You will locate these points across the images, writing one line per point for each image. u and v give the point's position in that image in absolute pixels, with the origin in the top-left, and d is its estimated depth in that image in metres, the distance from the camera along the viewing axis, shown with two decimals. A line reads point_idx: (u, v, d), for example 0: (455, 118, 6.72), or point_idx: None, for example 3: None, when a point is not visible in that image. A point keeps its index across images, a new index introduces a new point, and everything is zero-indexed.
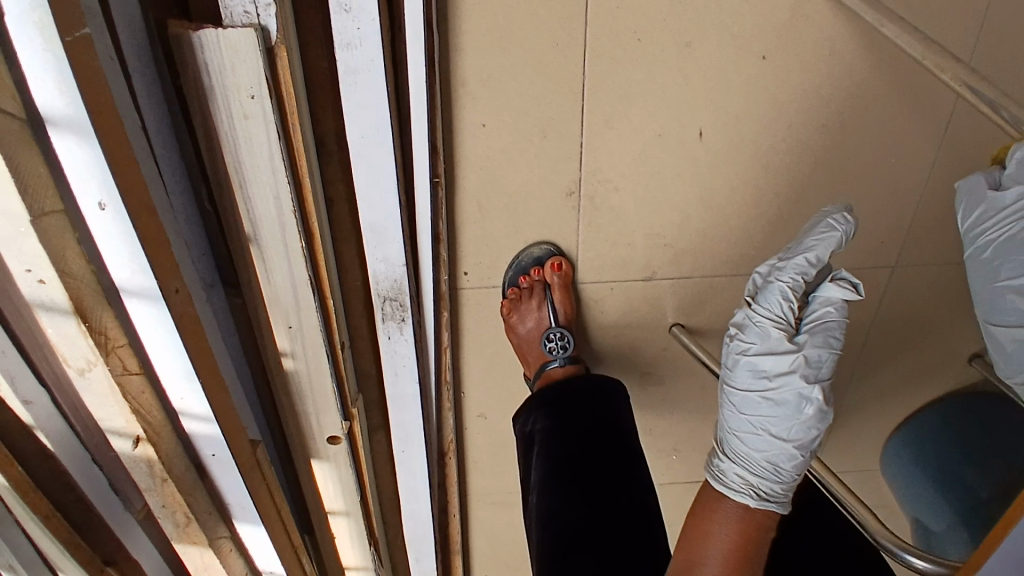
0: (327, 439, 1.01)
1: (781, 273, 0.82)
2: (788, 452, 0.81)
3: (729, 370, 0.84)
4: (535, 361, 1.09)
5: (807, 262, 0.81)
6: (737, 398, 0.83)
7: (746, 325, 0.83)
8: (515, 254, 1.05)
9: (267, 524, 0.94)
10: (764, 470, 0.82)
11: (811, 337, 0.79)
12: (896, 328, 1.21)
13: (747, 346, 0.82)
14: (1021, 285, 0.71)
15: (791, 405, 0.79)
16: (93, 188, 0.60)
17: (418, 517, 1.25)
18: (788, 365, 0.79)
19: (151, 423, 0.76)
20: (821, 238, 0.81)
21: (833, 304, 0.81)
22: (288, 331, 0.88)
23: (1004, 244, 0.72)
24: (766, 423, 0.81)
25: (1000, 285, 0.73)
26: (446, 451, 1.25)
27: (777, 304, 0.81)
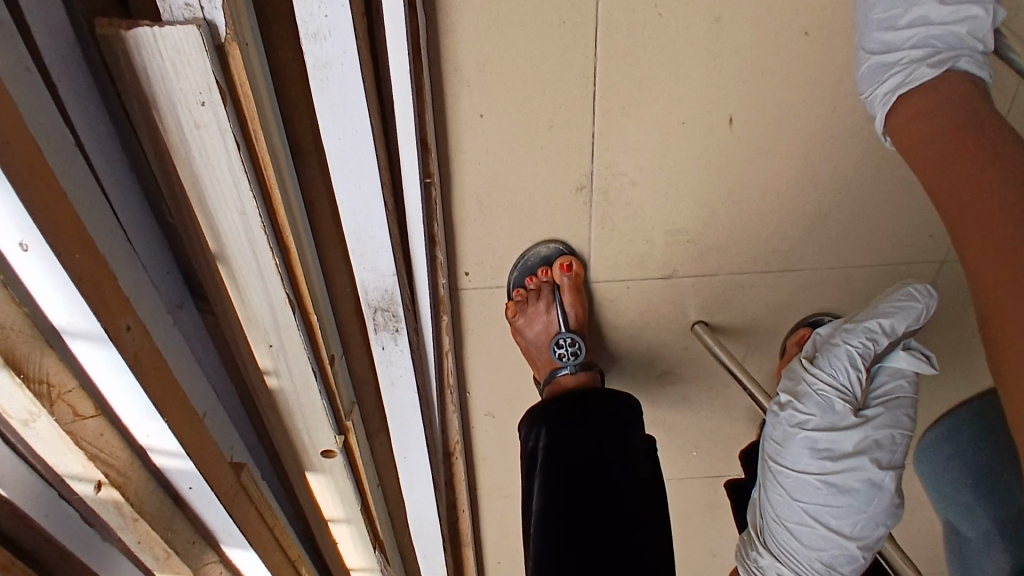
0: (321, 452, 0.95)
1: (850, 338, 0.84)
2: (847, 552, 0.81)
3: (781, 445, 0.84)
4: (545, 367, 1.01)
5: (879, 330, 0.84)
6: (791, 480, 0.82)
7: (806, 394, 0.84)
8: (521, 253, 0.95)
9: (257, 546, 0.89)
10: (816, 572, 0.83)
11: (882, 412, 0.81)
12: (934, 325, 1.09)
13: (805, 420, 0.82)
14: (889, 40, 0.74)
15: (859, 494, 0.79)
16: (12, 228, 0.51)
17: (425, 517, 1.20)
18: (854, 445, 0.80)
19: (115, 465, 0.69)
20: (901, 307, 0.84)
21: (903, 376, 0.84)
22: (269, 350, 0.81)
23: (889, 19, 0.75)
24: (826, 516, 0.80)
25: (873, 17, 0.76)
26: (453, 451, 1.19)
27: (843, 372, 0.83)
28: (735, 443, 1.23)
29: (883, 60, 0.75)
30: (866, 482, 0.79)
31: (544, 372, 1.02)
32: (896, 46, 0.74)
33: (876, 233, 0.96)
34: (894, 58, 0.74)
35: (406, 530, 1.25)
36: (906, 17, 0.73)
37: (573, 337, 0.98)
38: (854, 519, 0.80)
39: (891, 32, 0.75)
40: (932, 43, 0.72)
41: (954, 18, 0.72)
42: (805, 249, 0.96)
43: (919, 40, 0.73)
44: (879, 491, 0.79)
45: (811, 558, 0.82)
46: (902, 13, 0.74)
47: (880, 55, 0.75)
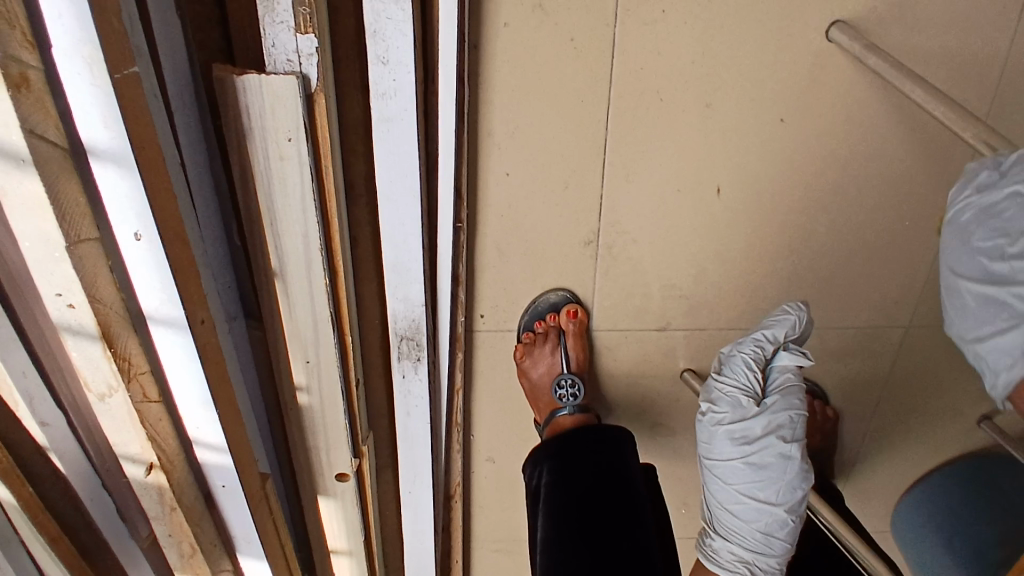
0: (335, 476, 1.01)
1: (743, 347, 1.01)
2: (779, 519, 0.93)
3: (707, 443, 0.97)
4: (546, 407, 1.09)
5: (764, 338, 1.00)
6: (721, 468, 0.95)
7: (717, 397, 0.98)
8: (532, 300, 1.06)
9: (270, 558, 0.94)
10: (759, 545, 0.95)
11: (780, 399, 0.96)
12: (904, 393, 1.18)
13: (721, 416, 0.96)
14: (997, 273, 0.68)
15: (776, 466, 0.92)
16: (131, 219, 0.63)
17: (421, 560, 1.23)
18: (762, 427, 0.94)
19: (166, 450, 0.77)
20: (778, 318, 1.01)
21: (790, 370, 0.99)
22: (305, 365, 0.90)
23: (996, 246, 0.69)
24: (754, 490, 0.93)
25: (973, 243, 0.70)
26: (452, 495, 1.24)
27: (744, 374, 0.98)
28: None
29: (991, 302, 0.68)
30: (779, 456, 0.93)
31: (545, 415, 1.10)
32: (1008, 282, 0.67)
33: (845, 298, 1.09)
34: (1006, 290, 0.67)
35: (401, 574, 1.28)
36: (1019, 251, 0.67)
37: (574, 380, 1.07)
38: (776, 488, 0.93)
39: (998, 264, 0.68)
40: None
41: None
42: (783, 308, 1.09)
43: None
44: (790, 462, 0.92)
45: (751, 531, 0.94)
46: (1011, 243, 0.67)
47: (984, 291, 0.68)
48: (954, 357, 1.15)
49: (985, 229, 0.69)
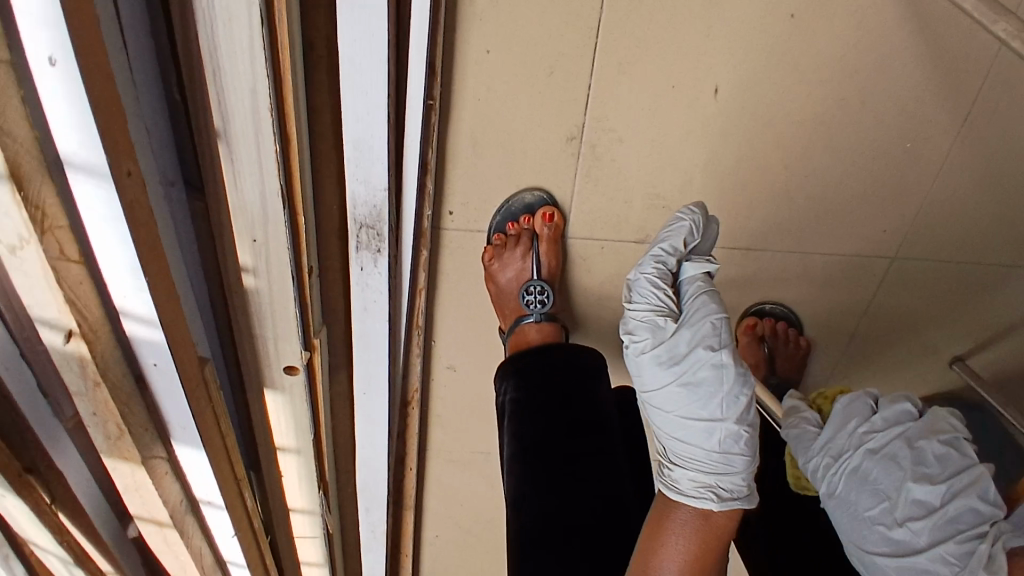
0: (284, 369, 0.95)
1: (646, 266, 0.93)
2: (732, 432, 0.84)
3: (638, 376, 0.89)
4: (512, 314, 1.05)
5: (665, 251, 0.93)
6: (658, 395, 0.87)
7: (633, 325, 0.91)
8: (506, 199, 0.99)
9: (209, 449, 0.88)
10: (719, 465, 0.84)
11: (698, 306, 0.88)
12: (878, 328, 1.16)
13: (642, 344, 0.89)
14: (896, 529, 0.72)
15: (711, 376, 0.83)
16: (43, 39, 0.52)
17: (373, 465, 1.20)
18: (687, 343, 0.86)
19: (88, 319, 0.69)
20: (676, 226, 0.94)
21: (697, 280, 0.93)
22: (252, 245, 0.82)
23: (884, 508, 0.74)
24: (696, 408, 0.84)
25: (861, 514, 0.76)
26: (410, 401, 1.20)
27: (653, 295, 0.92)
28: None
29: (926, 569, 0.69)
30: (712, 367, 0.84)
31: (510, 322, 1.06)
32: (919, 537, 0.71)
33: (833, 223, 1.04)
34: (929, 517, 0.71)
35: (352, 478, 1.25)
36: (898, 511, 0.73)
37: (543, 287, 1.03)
38: (719, 401, 0.84)
39: (891, 531, 0.72)
40: (967, 521, 0.70)
41: (959, 481, 0.72)
42: (768, 229, 1.04)
43: (959, 511, 0.70)
44: (726, 369, 0.84)
45: (708, 452, 0.84)
46: (891, 508, 0.74)
47: (896, 559, 0.71)
48: (933, 294, 1.12)
49: (867, 500, 0.76)
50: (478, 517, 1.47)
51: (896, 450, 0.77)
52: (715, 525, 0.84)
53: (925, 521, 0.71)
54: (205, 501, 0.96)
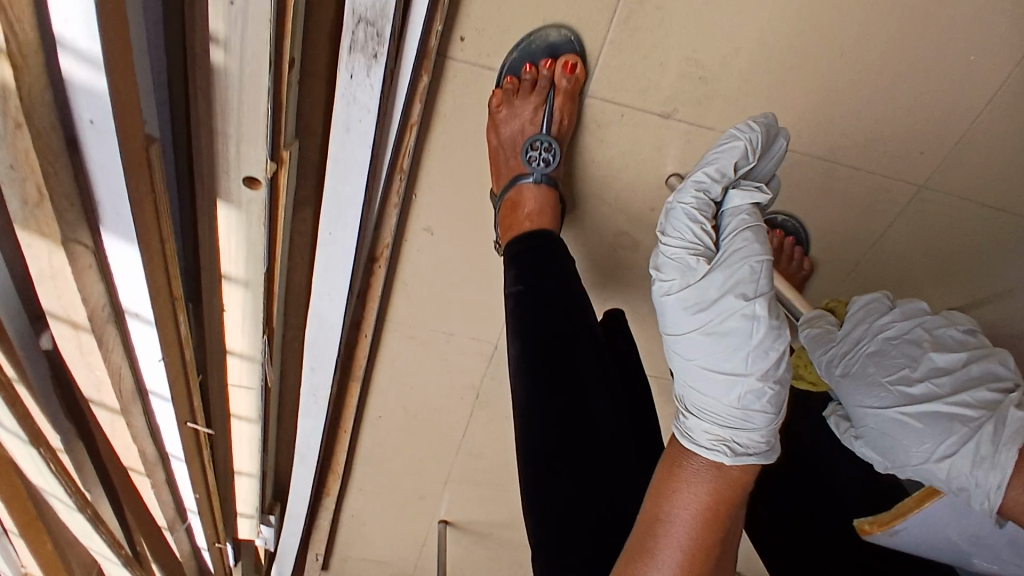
0: (243, 179, 0.81)
1: (686, 196, 0.86)
2: (754, 388, 0.79)
3: (662, 318, 0.85)
4: (508, 174, 0.97)
5: (710, 178, 0.86)
6: (681, 341, 0.82)
7: (663, 262, 0.85)
8: (526, 33, 0.88)
9: (144, 247, 0.76)
10: (736, 421, 0.81)
11: (739, 249, 0.82)
12: (879, 274, 1.10)
13: (669, 285, 0.84)
14: (917, 386, 0.78)
15: (739, 329, 0.79)
16: None
17: (327, 319, 1.09)
18: (718, 289, 0.81)
19: (19, 37, 0.54)
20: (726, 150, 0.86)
21: (743, 212, 0.87)
22: (227, 8, 0.67)
23: (905, 373, 0.80)
24: (718, 361, 0.80)
25: (879, 380, 0.81)
26: (377, 258, 1.09)
27: (689, 230, 0.86)
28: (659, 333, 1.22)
29: (945, 415, 0.74)
30: (741, 318, 0.79)
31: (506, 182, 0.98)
32: (940, 392, 0.77)
33: (870, 136, 0.96)
34: (952, 378, 0.77)
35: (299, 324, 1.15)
36: (919, 372, 0.80)
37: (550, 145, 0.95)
38: (744, 355, 0.79)
39: (912, 389, 0.78)
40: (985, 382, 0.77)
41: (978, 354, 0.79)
42: (802, 128, 0.95)
43: (979, 374, 0.77)
44: (755, 321, 0.79)
45: (725, 407, 0.80)
46: (911, 373, 0.80)
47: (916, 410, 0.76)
48: (951, 237, 1.05)
49: (886, 369, 0.82)
50: (427, 401, 1.41)
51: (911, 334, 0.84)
52: (727, 477, 0.80)
53: (947, 380, 0.77)
54: (131, 312, 0.83)
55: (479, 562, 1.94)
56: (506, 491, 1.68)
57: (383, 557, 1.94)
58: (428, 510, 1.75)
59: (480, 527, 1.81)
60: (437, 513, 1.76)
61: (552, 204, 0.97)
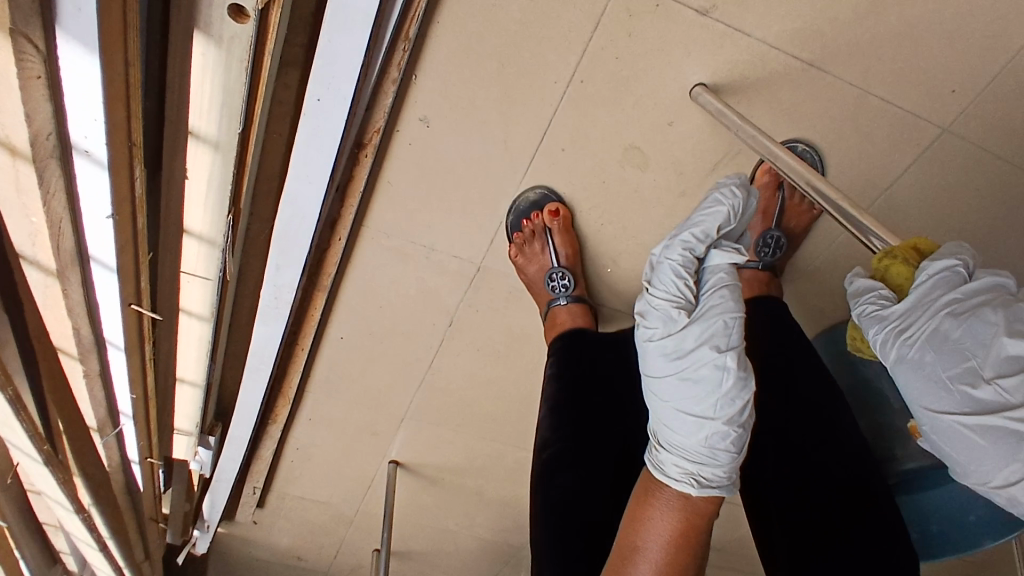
0: (230, 10, 0.70)
1: (671, 253, 0.86)
2: (721, 431, 0.79)
3: (642, 361, 0.85)
4: (542, 299, 1.17)
5: (695, 238, 0.86)
6: (657, 384, 0.83)
7: (647, 311, 0.85)
8: (512, 197, 1.09)
9: (105, 59, 0.63)
10: (702, 456, 0.80)
11: (716, 305, 0.83)
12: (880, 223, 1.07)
13: (650, 332, 0.84)
14: (985, 385, 0.75)
15: (709, 377, 0.79)
16: None
17: (302, 207, 0.98)
18: (695, 340, 0.81)
19: None
20: (709, 214, 0.86)
21: (723, 271, 0.87)
22: None
23: (970, 368, 0.77)
24: (690, 404, 0.80)
25: (940, 373, 0.78)
26: (365, 144, 0.98)
27: (673, 284, 0.85)
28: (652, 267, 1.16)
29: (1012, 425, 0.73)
30: (713, 367, 0.79)
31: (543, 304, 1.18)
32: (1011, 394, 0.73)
33: (906, 65, 0.91)
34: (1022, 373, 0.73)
35: (268, 211, 1.04)
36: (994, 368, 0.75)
37: (563, 274, 1.13)
38: (714, 400, 0.79)
39: (976, 389, 0.75)
40: None
41: None
42: (838, 47, 0.90)
43: None
44: (726, 372, 0.79)
45: (692, 445, 0.80)
46: (979, 365, 0.76)
47: (980, 418, 0.74)
48: (965, 190, 1.02)
49: (947, 359, 0.78)
50: (394, 324, 1.31)
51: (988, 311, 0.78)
52: (695, 507, 0.81)
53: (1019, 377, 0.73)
54: (78, 146, 0.70)
55: (425, 509, 1.87)
56: (464, 434, 1.60)
57: (324, 497, 1.84)
58: (379, 449, 1.66)
59: (431, 472, 1.74)
60: (389, 454, 1.68)
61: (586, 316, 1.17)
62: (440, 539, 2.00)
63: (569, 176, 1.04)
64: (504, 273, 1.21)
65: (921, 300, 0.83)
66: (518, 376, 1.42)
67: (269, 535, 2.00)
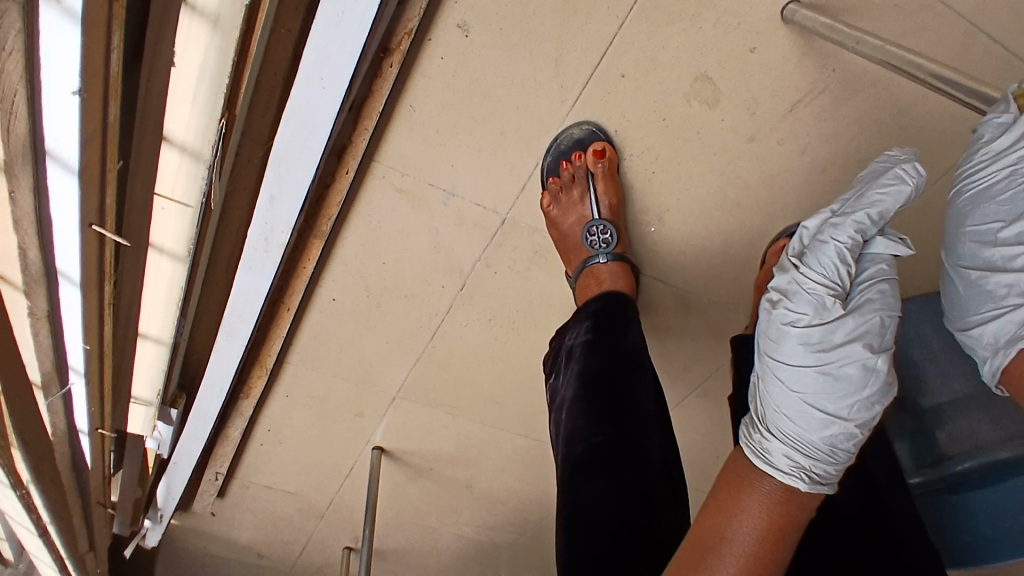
0: None
1: (839, 233, 0.75)
2: (848, 432, 0.72)
3: (772, 342, 0.75)
4: (577, 258, 1.04)
5: (870, 220, 0.75)
6: (786, 372, 0.74)
7: (794, 292, 0.75)
8: (553, 136, 0.94)
9: None
10: (819, 453, 0.73)
11: (874, 298, 0.74)
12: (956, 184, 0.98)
13: (796, 316, 0.74)
14: (1000, 248, 0.71)
15: (854, 378, 0.71)
16: None
17: (311, 121, 0.81)
18: (846, 334, 0.72)
19: None
20: (891, 191, 0.75)
21: (883, 261, 0.77)
22: None
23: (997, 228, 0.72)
24: (822, 400, 0.72)
25: (969, 228, 0.74)
26: (391, 50, 0.83)
27: (833, 268, 0.75)
28: (701, 229, 1.02)
29: (993, 291, 0.71)
30: (860, 368, 0.72)
31: (576, 263, 1.06)
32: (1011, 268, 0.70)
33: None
34: None
35: (266, 127, 0.87)
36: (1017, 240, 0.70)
37: (604, 226, 1.01)
38: (852, 401, 0.72)
39: (988, 253, 0.72)
40: None
41: None
42: None
43: None
44: (872, 376, 0.72)
45: (813, 439, 0.72)
46: (1004, 230, 0.71)
47: (977, 279, 0.73)
48: None
49: (981, 215, 0.73)
50: (397, 284, 1.15)
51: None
52: (797, 499, 0.73)
53: None
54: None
55: (406, 503, 1.70)
56: (460, 418, 1.44)
57: (295, 487, 1.65)
58: (362, 433, 1.49)
59: (418, 461, 1.57)
60: (372, 439, 1.50)
61: (626, 274, 1.05)
62: (420, 537, 1.82)
63: (624, 110, 0.90)
64: (532, 227, 1.06)
65: (996, 149, 0.73)
66: (531, 352, 1.27)
67: (228, 529, 1.79)
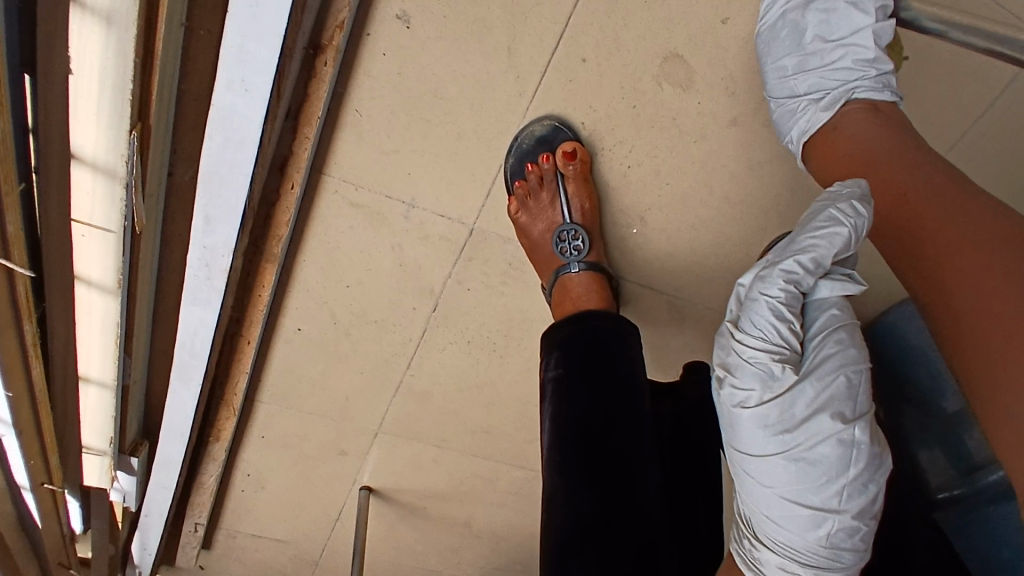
0: None
1: (769, 287, 0.65)
2: (847, 526, 0.63)
3: (732, 427, 0.67)
4: (548, 266, 0.94)
5: (803, 269, 0.65)
6: (756, 466, 0.65)
7: (739, 366, 0.66)
8: (513, 136, 0.86)
9: None
10: (819, 557, 0.65)
11: (832, 353, 0.65)
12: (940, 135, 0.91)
13: (748, 395, 0.65)
14: (786, 77, 0.81)
15: (830, 463, 0.62)
16: None
17: (237, 130, 0.72)
18: (808, 406, 0.63)
19: None
20: (823, 235, 0.65)
21: (833, 306, 0.67)
22: None
23: (793, 62, 0.80)
24: (803, 494, 0.63)
25: (768, 66, 0.81)
26: (324, 46, 0.75)
27: (773, 330, 0.65)
28: (688, 228, 0.93)
29: (799, 110, 0.81)
30: (836, 444, 0.62)
31: (550, 274, 0.95)
32: (802, 88, 0.81)
33: None
34: (806, 74, 0.80)
35: (195, 140, 0.79)
36: (796, 61, 0.80)
37: (576, 232, 0.91)
38: (838, 488, 0.62)
39: (789, 83, 0.81)
40: (831, 82, 0.81)
41: (833, 58, 0.80)
42: None
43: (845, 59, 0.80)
44: (852, 451, 0.62)
45: (807, 543, 0.64)
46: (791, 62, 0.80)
47: (789, 104, 0.82)
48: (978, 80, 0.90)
49: (774, 52, 0.80)
50: (365, 309, 1.06)
51: (807, 11, 0.80)
52: None
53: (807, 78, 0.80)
54: None
55: (402, 545, 1.59)
56: (449, 451, 1.33)
57: (283, 535, 1.55)
58: (347, 473, 1.39)
59: (410, 500, 1.46)
60: (358, 479, 1.40)
61: (602, 286, 0.93)
62: None
63: (590, 99, 0.83)
64: (502, 239, 0.97)
65: None
66: (518, 376, 1.17)
67: None
